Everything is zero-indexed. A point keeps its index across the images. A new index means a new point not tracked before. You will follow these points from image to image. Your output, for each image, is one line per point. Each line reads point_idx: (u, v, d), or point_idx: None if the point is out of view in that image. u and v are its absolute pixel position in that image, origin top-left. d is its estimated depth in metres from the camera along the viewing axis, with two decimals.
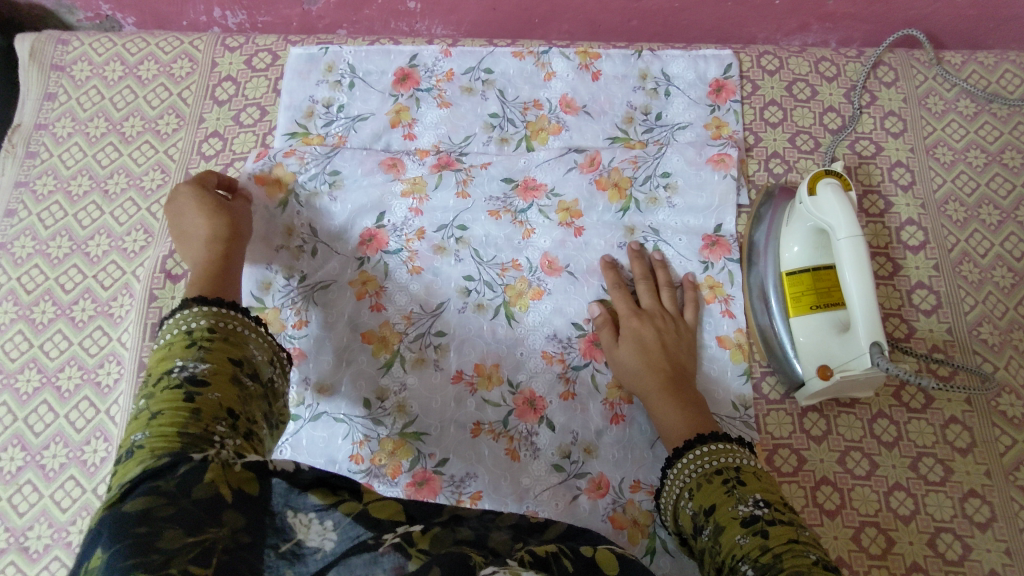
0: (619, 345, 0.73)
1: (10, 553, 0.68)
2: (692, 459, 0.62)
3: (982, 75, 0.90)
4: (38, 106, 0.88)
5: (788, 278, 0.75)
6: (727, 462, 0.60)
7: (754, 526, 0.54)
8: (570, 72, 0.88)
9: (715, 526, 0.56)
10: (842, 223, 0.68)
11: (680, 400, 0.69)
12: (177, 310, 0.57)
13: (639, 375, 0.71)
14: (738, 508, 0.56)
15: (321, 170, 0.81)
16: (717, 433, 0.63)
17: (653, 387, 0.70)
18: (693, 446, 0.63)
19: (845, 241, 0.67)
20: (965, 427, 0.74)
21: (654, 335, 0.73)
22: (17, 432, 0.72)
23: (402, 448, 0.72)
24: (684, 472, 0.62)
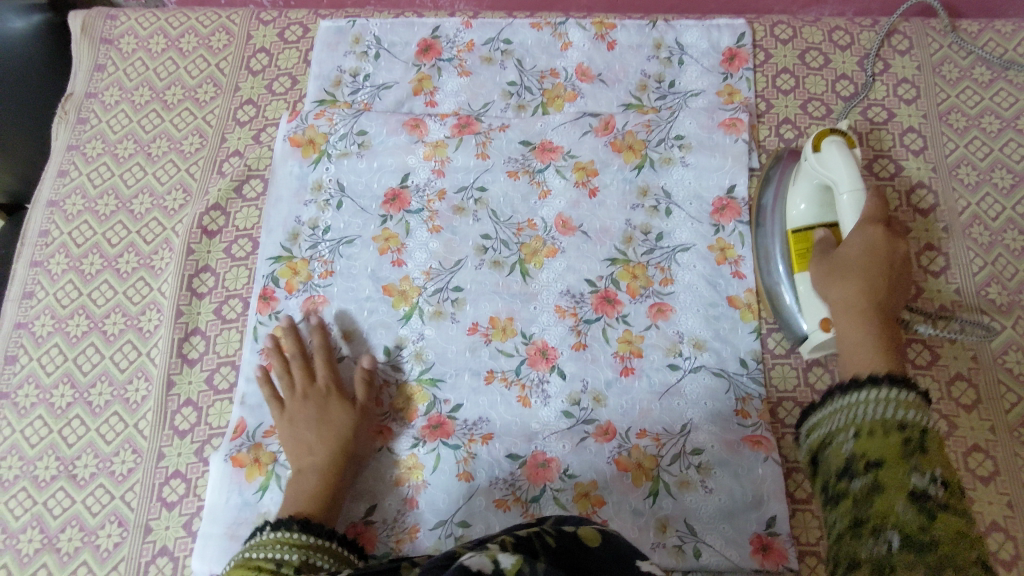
0: (840, 277, 0.65)
1: (60, 480, 0.74)
2: (877, 394, 0.51)
3: (999, 43, 0.90)
4: (89, 76, 0.94)
5: (794, 234, 0.76)
6: (910, 418, 0.48)
7: (925, 502, 0.44)
8: (586, 42, 0.91)
9: (869, 481, 0.47)
10: (845, 179, 0.70)
11: (875, 341, 0.59)
12: (276, 527, 0.60)
13: (859, 305, 0.62)
14: (909, 475, 0.45)
15: (349, 131, 0.86)
16: (910, 392, 0.50)
17: (858, 324, 0.62)
18: (880, 387, 0.51)
19: (849, 194, 0.69)
20: (970, 384, 0.75)
21: (877, 263, 0.64)
22: (67, 371, 0.79)
23: (419, 393, 0.76)
24: (855, 409, 0.52)
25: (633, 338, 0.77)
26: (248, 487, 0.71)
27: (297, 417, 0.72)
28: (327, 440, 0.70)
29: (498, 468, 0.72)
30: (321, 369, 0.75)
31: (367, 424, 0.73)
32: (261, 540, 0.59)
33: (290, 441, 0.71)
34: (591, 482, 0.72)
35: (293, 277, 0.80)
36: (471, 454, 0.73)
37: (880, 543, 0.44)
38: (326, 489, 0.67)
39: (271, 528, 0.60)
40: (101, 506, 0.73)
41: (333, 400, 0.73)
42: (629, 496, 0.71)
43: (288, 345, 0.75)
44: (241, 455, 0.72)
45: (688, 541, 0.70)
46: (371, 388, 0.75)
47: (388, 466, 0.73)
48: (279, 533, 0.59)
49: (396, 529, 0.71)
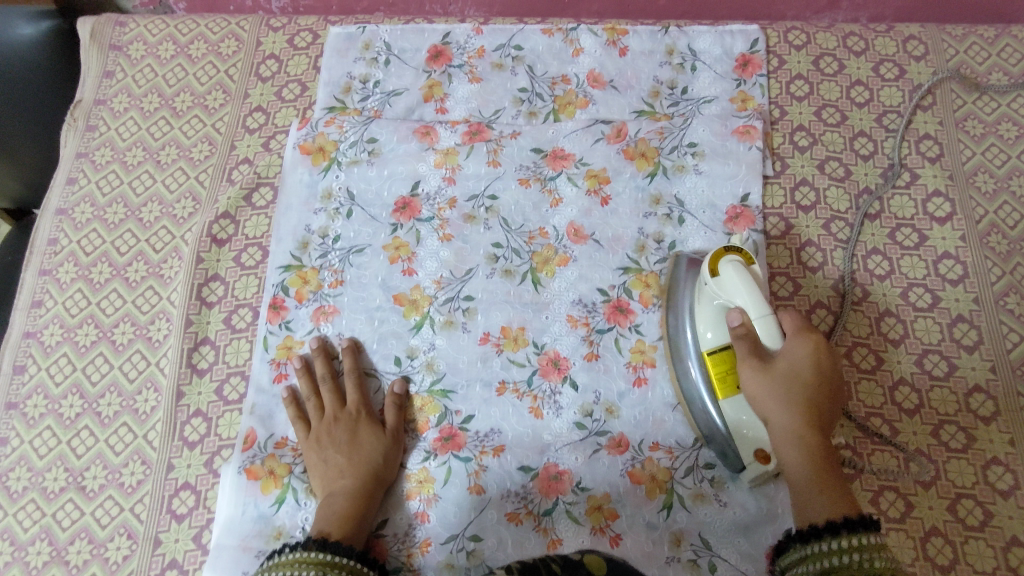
0: (775, 392, 0.64)
1: (69, 491, 0.73)
2: (838, 541, 0.57)
3: (1016, 48, 0.89)
4: (98, 82, 0.94)
5: (710, 357, 0.69)
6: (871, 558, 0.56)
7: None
8: (597, 48, 0.90)
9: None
10: (750, 305, 0.64)
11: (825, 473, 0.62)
12: (296, 548, 0.61)
13: (796, 427, 0.64)
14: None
15: (359, 138, 0.85)
16: (866, 535, 0.57)
17: (797, 452, 0.63)
18: (840, 534, 0.57)
19: (759, 318, 0.64)
20: (989, 395, 0.74)
21: (810, 382, 0.65)
22: (76, 381, 0.78)
23: (430, 404, 0.75)
24: (822, 563, 0.57)
25: (646, 348, 0.76)
26: (264, 499, 0.71)
27: (326, 440, 0.72)
28: (358, 464, 0.70)
29: (509, 480, 0.71)
30: (351, 392, 0.74)
31: (399, 449, 0.72)
32: (282, 561, 0.60)
33: (321, 466, 0.71)
34: (604, 495, 0.71)
35: (302, 286, 0.79)
36: (482, 466, 0.72)
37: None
38: (356, 511, 0.67)
39: (291, 550, 0.61)
40: (110, 518, 0.72)
41: (363, 424, 0.72)
42: (642, 510, 0.70)
43: (319, 367, 0.76)
44: (254, 467, 0.72)
45: (703, 555, 0.68)
46: (403, 412, 0.74)
47: (397, 479, 0.72)
48: (297, 553, 0.60)
49: (407, 543, 0.70)
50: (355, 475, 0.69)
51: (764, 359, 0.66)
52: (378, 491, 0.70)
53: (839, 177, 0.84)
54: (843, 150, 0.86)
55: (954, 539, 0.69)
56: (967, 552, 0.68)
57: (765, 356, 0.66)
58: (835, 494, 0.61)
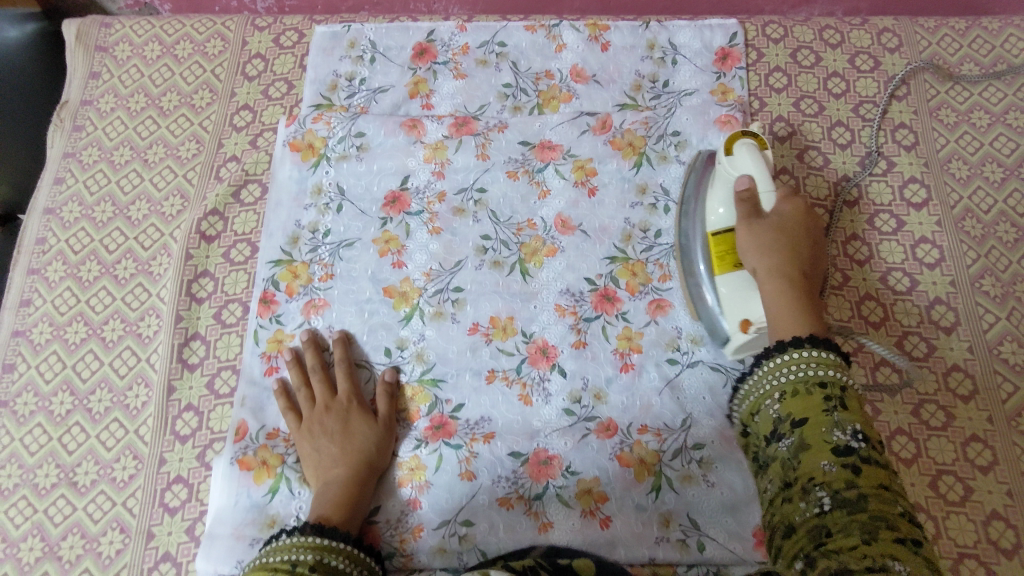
0: (763, 239, 0.70)
1: (60, 487, 0.74)
2: (807, 356, 0.58)
3: (985, 40, 0.92)
4: (83, 83, 0.94)
5: (714, 236, 0.74)
6: (834, 379, 0.56)
7: (847, 457, 0.50)
8: (580, 44, 0.92)
9: (799, 439, 0.54)
10: (758, 176, 0.72)
11: (797, 294, 0.67)
12: (294, 532, 0.62)
13: (780, 268, 0.68)
14: (831, 433, 0.52)
15: (347, 133, 0.86)
16: (831, 353, 0.58)
17: (780, 288, 0.67)
18: (806, 348, 0.59)
19: (765, 189, 0.71)
20: (967, 374, 0.76)
21: (797, 237, 0.70)
22: (66, 378, 0.78)
23: (421, 394, 0.75)
24: (774, 372, 0.60)
25: (633, 335, 0.77)
26: (256, 490, 0.71)
27: (318, 429, 0.72)
28: (350, 453, 0.70)
29: (500, 466, 0.72)
30: (342, 381, 0.75)
31: (390, 438, 0.73)
32: (280, 545, 0.60)
33: (313, 455, 0.71)
34: (594, 479, 0.72)
35: (293, 280, 0.80)
36: (473, 453, 0.72)
37: (812, 508, 0.49)
38: (350, 499, 0.68)
39: (290, 534, 0.62)
40: (102, 513, 0.72)
41: (354, 413, 0.73)
42: (631, 492, 0.71)
43: (310, 358, 0.76)
44: (247, 458, 0.72)
45: (692, 535, 0.70)
46: (394, 401, 0.75)
47: (389, 467, 0.73)
48: (294, 538, 0.61)
49: (401, 529, 0.70)
50: (347, 463, 0.69)
51: (758, 216, 0.71)
52: (371, 479, 0.70)
53: (817, 165, 0.86)
54: (821, 139, 0.88)
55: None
56: (948, 527, 0.70)
57: (758, 214, 0.71)
58: (804, 326, 0.63)
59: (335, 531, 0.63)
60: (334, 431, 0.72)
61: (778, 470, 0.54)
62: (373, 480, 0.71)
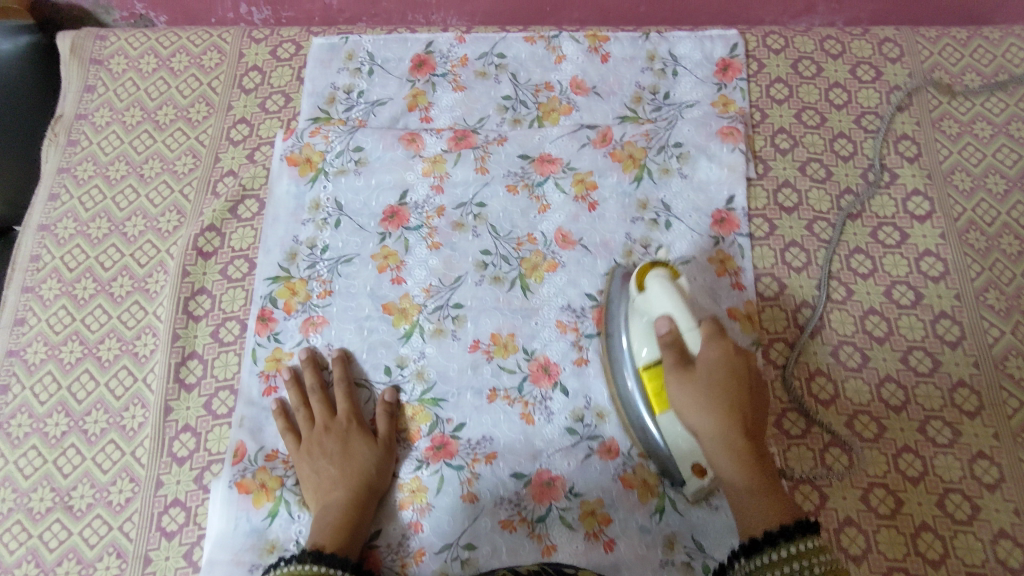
0: (703, 403, 0.60)
1: (56, 511, 0.72)
2: (783, 551, 0.56)
3: (987, 50, 0.91)
4: (78, 97, 0.93)
5: (645, 371, 0.67)
6: (812, 559, 0.55)
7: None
8: (579, 55, 0.91)
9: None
10: (677, 314, 0.62)
11: (755, 478, 0.59)
12: (290, 561, 0.61)
13: (726, 437, 0.60)
14: None
15: (345, 148, 0.85)
16: (805, 542, 0.56)
17: (732, 468, 0.60)
18: (778, 542, 0.56)
19: (688, 331, 0.61)
20: (973, 390, 0.75)
21: (732, 388, 0.60)
22: (61, 399, 0.77)
23: (421, 413, 0.75)
24: (757, 571, 0.57)
25: None
26: (256, 513, 0.70)
27: (318, 451, 0.71)
28: (350, 475, 0.69)
29: (502, 487, 0.71)
30: (341, 401, 0.74)
31: (390, 460, 0.72)
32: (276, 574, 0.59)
33: (312, 477, 0.70)
34: (597, 500, 0.71)
35: (291, 297, 0.79)
36: (475, 474, 0.72)
37: None
38: (349, 523, 0.67)
39: (287, 563, 0.60)
40: (99, 537, 0.71)
41: (354, 434, 0.72)
42: (635, 513, 0.70)
43: (309, 377, 0.75)
44: (246, 480, 0.71)
45: (697, 557, 0.69)
46: (394, 421, 0.74)
47: (390, 488, 0.72)
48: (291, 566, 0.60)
49: (402, 553, 0.69)
50: (347, 486, 0.69)
51: (688, 365, 0.62)
52: (371, 502, 0.69)
53: (820, 178, 0.86)
54: (823, 151, 0.87)
55: (868, 529, 0.70)
56: (956, 546, 0.69)
57: (688, 363, 0.62)
58: (772, 513, 0.58)
59: (334, 557, 0.62)
60: (334, 453, 0.71)
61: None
62: (373, 503, 0.70)
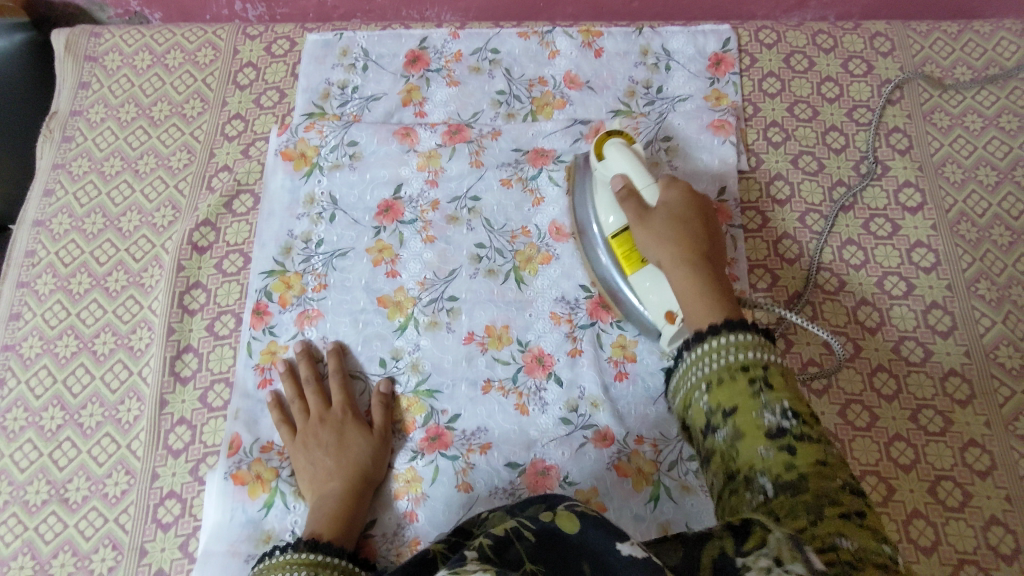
0: (662, 235, 0.64)
1: (51, 504, 0.73)
2: (726, 342, 0.54)
3: (978, 44, 0.92)
4: (73, 94, 0.93)
5: (614, 238, 0.70)
6: (755, 359, 0.53)
7: (782, 438, 0.47)
8: (573, 50, 0.92)
9: (731, 430, 0.50)
10: (634, 174, 0.67)
11: (704, 286, 0.60)
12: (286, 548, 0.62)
13: (679, 258, 0.62)
14: (762, 416, 0.49)
15: (340, 142, 0.86)
16: (748, 335, 0.54)
17: (684, 279, 0.61)
18: (723, 334, 0.55)
19: (643, 184, 0.66)
20: (965, 379, 0.75)
21: (689, 220, 0.64)
22: (56, 393, 0.77)
23: (416, 404, 0.75)
24: (706, 360, 0.55)
25: (628, 343, 0.77)
26: (251, 504, 0.70)
27: (313, 442, 0.71)
28: (346, 465, 0.70)
29: (497, 477, 0.71)
30: (336, 393, 0.74)
31: (386, 450, 0.72)
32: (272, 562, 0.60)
33: (308, 468, 0.70)
34: (592, 489, 0.71)
35: (286, 291, 0.79)
36: (469, 464, 0.72)
37: (757, 494, 0.46)
38: (346, 514, 0.67)
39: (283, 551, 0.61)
40: (94, 529, 0.71)
41: (349, 425, 0.72)
42: (630, 502, 0.70)
43: (304, 370, 0.75)
44: (241, 472, 0.71)
45: None
46: (389, 412, 0.74)
47: (385, 478, 0.72)
48: (289, 554, 0.61)
49: (397, 543, 0.70)
50: (343, 476, 0.69)
51: (647, 211, 0.65)
52: (367, 493, 0.70)
53: (812, 170, 0.86)
54: (815, 144, 0.88)
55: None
56: (948, 532, 0.69)
57: (648, 208, 0.66)
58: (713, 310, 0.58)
59: (330, 546, 0.62)
60: (329, 443, 0.71)
61: (722, 457, 0.50)
62: (369, 493, 0.70)
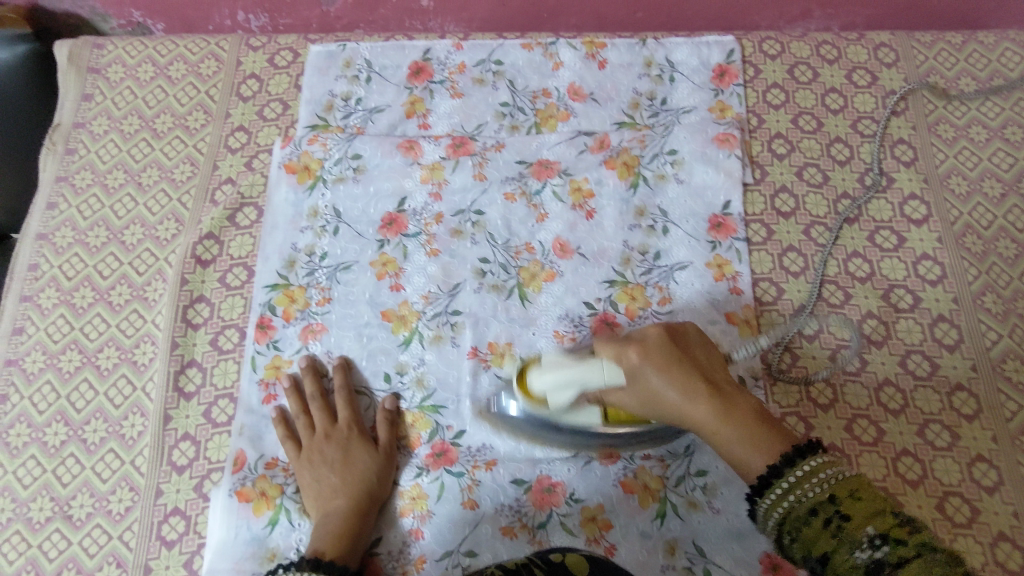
0: (662, 396, 0.61)
1: (55, 521, 0.72)
2: (797, 487, 0.55)
3: (982, 54, 0.92)
4: (76, 105, 0.93)
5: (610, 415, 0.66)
6: (822, 492, 0.54)
7: (877, 567, 0.48)
8: (577, 62, 0.92)
9: (831, 574, 0.52)
10: (588, 378, 0.63)
11: (744, 428, 0.59)
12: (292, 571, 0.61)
13: (720, 419, 0.59)
14: (852, 554, 0.50)
15: (344, 155, 0.85)
16: (806, 467, 0.55)
17: (732, 436, 0.59)
18: (788, 472, 0.56)
19: (598, 379, 0.62)
20: (971, 394, 0.75)
21: (678, 362, 0.61)
22: (60, 409, 0.77)
23: (421, 420, 0.75)
24: (790, 509, 0.55)
25: None
26: (256, 521, 0.70)
27: (318, 460, 0.71)
28: (351, 484, 0.69)
29: (503, 494, 0.71)
30: (342, 409, 0.74)
31: (392, 468, 0.72)
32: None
33: (313, 486, 0.70)
34: (598, 506, 0.71)
35: (290, 305, 0.79)
36: (475, 481, 0.72)
37: None
38: (351, 532, 0.67)
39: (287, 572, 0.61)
40: (98, 547, 0.71)
41: (355, 442, 0.72)
42: (636, 519, 0.70)
43: (308, 385, 0.75)
44: (246, 489, 0.71)
45: (698, 562, 0.68)
46: (395, 429, 0.74)
47: (390, 496, 0.72)
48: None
49: (402, 560, 0.69)
50: (348, 495, 0.68)
51: (642, 394, 0.62)
52: (372, 511, 0.69)
53: (817, 183, 0.86)
54: (820, 156, 0.88)
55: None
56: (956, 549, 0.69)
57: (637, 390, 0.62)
58: (762, 449, 0.58)
59: (334, 566, 0.62)
60: (334, 461, 0.71)
61: None
62: (374, 511, 0.70)
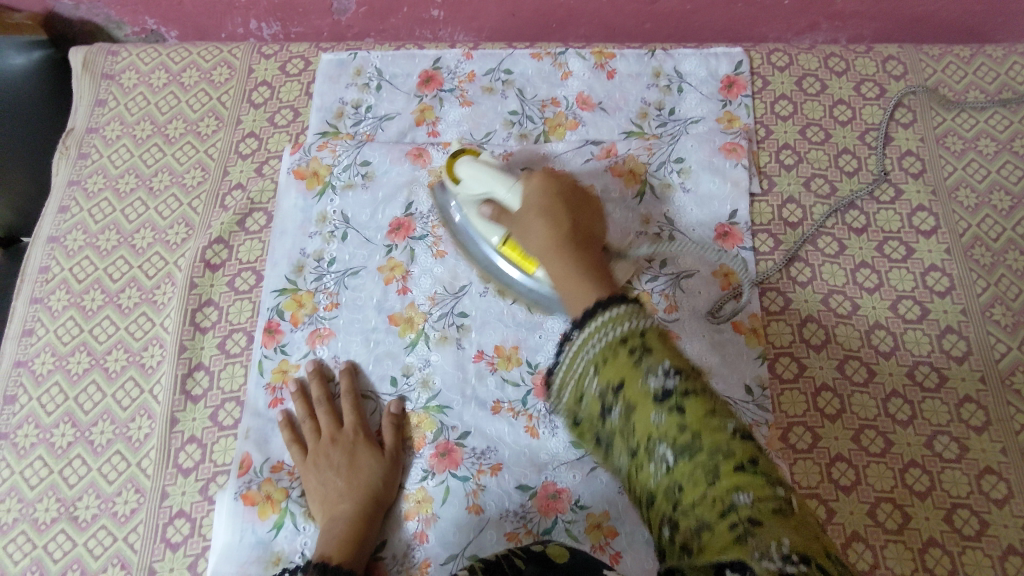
0: (531, 224, 0.65)
1: (61, 522, 0.72)
2: (605, 321, 0.50)
3: (991, 67, 0.92)
4: (89, 111, 0.94)
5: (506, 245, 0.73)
6: (633, 328, 0.49)
7: (670, 401, 0.46)
8: (586, 71, 0.92)
9: (625, 408, 0.48)
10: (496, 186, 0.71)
11: (576, 265, 0.58)
12: None
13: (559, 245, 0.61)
14: (646, 382, 0.47)
15: (353, 161, 0.86)
16: (624, 308, 0.50)
17: (563, 266, 0.59)
18: (603, 310, 0.50)
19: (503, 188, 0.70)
20: (980, 406, 0.75)
21: (558, 206, 0.65)
22: (68, 410, 0.77)
23: (427, 422, 0.75)
24: (592, 345, 0.50)
25: None
26: (262, 525, 0.70)
27: (324, 463, 0.71)
28: (356, 487, 0.69)
29: (508, 500, 0.71)
30: (348, 414, 0.74)
31: (397, 473, 0.72)
32: None
33: (318, 489, 0.70)
34: (603, 513, 0.71)
35: (298, 309, 0.79)
36: (480, 486, 0.71)
37: (658, 459, 0.46)
38: (356, 537, 0.66)
39: None
40: (103, 548, 0.71)
41: (361, 445, 0.72)
42: (642, 527, 0.70)
43: (315, 390, 0.75)
44: (251, 492, 0.71)
45: None
46: (401, 434, 0.74)
47: (396, 500, 0.72)
48: None
49: (407, 566, 0.69)
50: (353, 500, 0.68)
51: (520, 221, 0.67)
52: (377, 515, 0.69)
53: (824, 194, 0.86)
54: (828, 167, 0.88)
55: (875, 543, 0.70)
56: (964, 562, 0.68)
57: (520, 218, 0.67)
58: (587, 285, 0.56)
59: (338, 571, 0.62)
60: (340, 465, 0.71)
61: (622, 435, 0.49)
62: (379, 517, 0.70)
